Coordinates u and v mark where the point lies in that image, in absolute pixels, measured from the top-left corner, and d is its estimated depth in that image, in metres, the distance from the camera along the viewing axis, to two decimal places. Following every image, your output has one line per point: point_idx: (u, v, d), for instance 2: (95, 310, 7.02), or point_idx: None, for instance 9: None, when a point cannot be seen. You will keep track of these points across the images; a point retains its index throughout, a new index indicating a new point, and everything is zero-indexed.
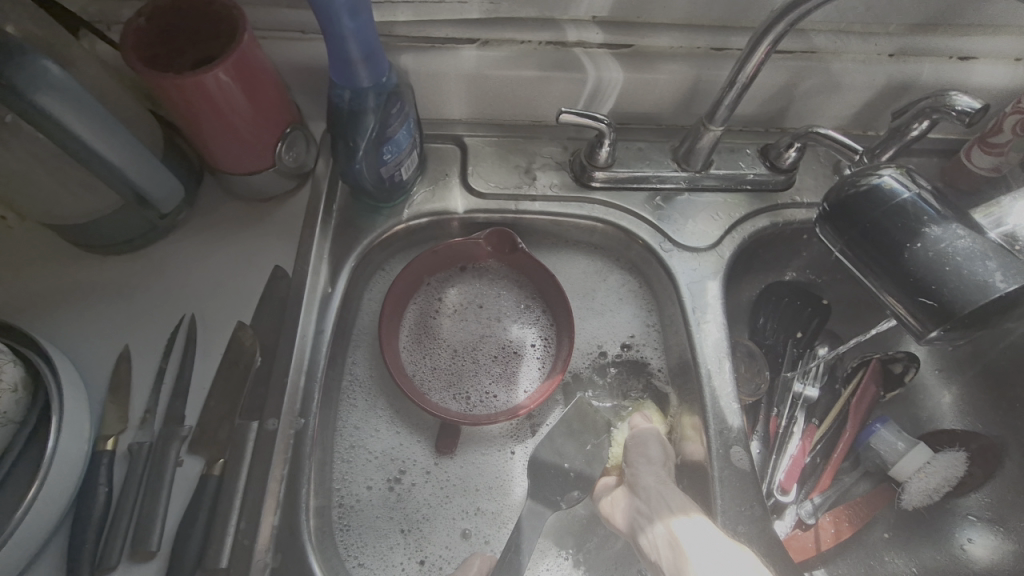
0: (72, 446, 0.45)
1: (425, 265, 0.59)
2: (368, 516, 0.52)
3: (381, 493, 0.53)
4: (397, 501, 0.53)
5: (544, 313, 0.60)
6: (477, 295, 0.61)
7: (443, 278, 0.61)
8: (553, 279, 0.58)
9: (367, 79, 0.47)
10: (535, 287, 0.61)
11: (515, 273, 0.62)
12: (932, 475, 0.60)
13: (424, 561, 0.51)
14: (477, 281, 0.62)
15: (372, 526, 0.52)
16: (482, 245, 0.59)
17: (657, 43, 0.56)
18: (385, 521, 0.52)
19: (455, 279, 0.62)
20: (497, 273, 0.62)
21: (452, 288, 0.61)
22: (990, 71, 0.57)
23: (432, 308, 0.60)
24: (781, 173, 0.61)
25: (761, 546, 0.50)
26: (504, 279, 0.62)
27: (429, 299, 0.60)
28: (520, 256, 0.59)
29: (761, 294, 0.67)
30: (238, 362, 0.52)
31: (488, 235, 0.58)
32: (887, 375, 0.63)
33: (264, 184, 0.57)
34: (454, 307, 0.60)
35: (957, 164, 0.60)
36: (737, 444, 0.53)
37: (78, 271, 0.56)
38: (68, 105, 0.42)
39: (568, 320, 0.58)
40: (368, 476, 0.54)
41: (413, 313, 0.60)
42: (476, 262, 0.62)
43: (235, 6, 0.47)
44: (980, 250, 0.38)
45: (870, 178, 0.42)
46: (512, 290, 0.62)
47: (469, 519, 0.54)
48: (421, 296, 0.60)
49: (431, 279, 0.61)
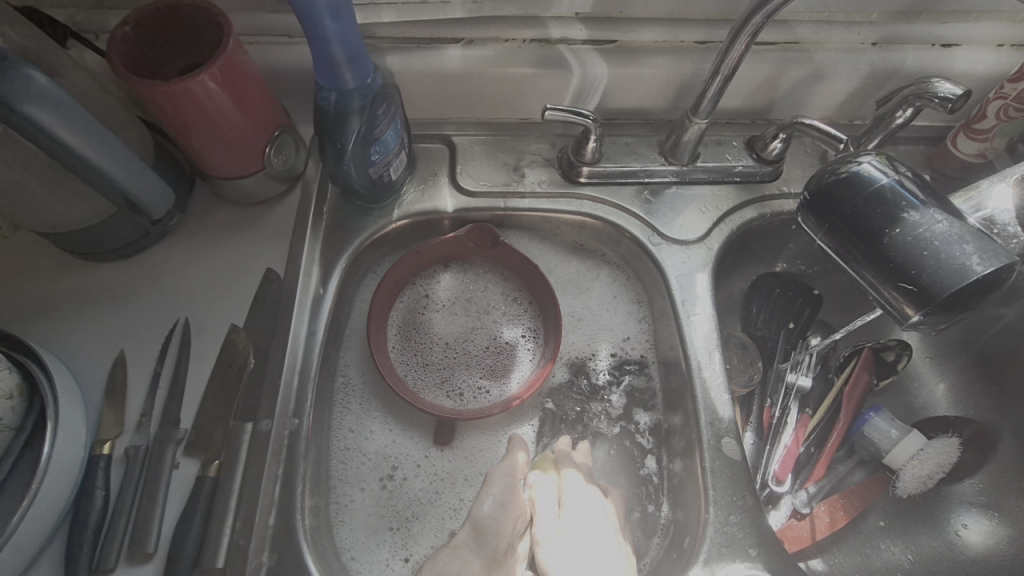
0: (70, 451, 0.46)
1: (409, 265, 0.59)
2: (358, 518, 0.52)
3: (371, 495, 0.53)
4: (386, 502, 0.53)
5: (531, 304, 0.61)
6: (463, 293, 0.61)
7: (429, 276, 0.61)
8: (537, 270, 0.59)
9: (352, 81, 0.47)
10: (520, 278, 0.62)
11: (500, 267, 0.62)
12: (925, 462, 0.60)
13: (413, 558, 0.51)
14: (463, 278, 0.62)
15: (363, 527, 0.52)
16: (460, 240, 0.60)
17: (640, 38, 0.57)
18: (374, 521, 0.52)
19: (442, 277, 0.62)
20: (482, 268, 0.63)
21: (440, 287, 0.61)
22: (974, 57, 0.58)
23: (419, 307, 0.60)
24: (768, 165, 0.61)
25: (754, 536, 0.50)
26: (489, 275, 0.62)
27: (418, 298, 0.61)
28: (502, 249, 0.60)
29: (752, 286, 0.68)
30: (231, 364, 0.52)
31: (467, 229, 0.59)
32: (880, 364, 0.64)
33: (254, 188, 0.58)
34: (442, 306, 0.61)
35: (944, 151, 0.61)
36: (728, 435, 0.53)
37: (72, 279, 0.57)
38: (56, 114, 0.42)
39: (553, 307, 0.58)
40: (359, 479, 0.54)
41: (400, 313, 0.60)
42: (461, 259, 0.62)
43: (221, 13, 0.48)
44: (958, 233, 0.38)
45: (849, 165, 0.42)
46: (498, 283, 0.62)
47: (455, 518, 0.53)
48: (408, 295, 0.61)
49: (417, 280, 0.61)
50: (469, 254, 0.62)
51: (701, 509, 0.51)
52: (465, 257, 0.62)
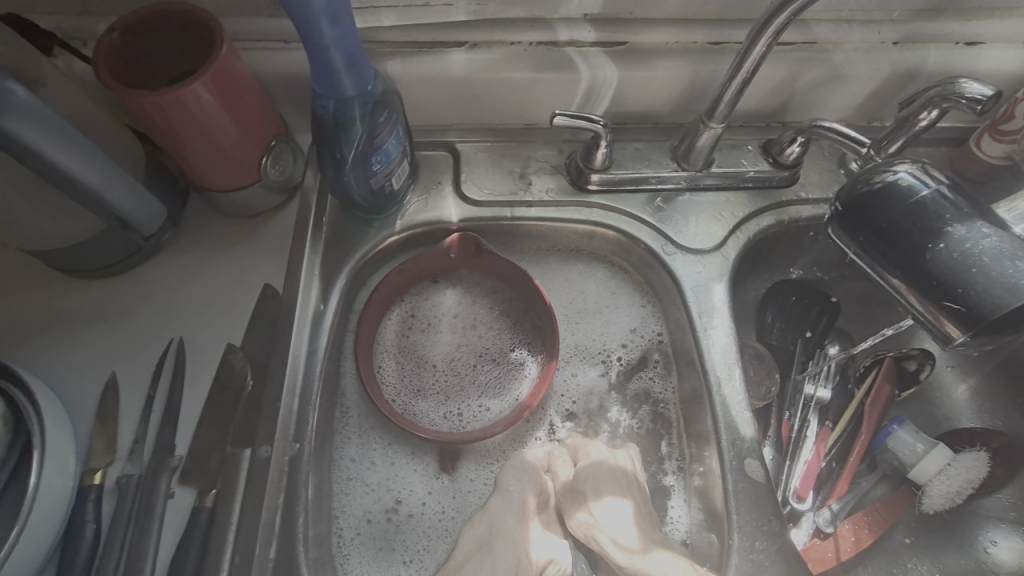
0: (58, 483, 0.43)
1: (393, 285, 0.56)
2: (370, 550, 0.50)
3: (380, 525, 0.51)
4: (403, 537, 0.51)
5: (525, 317, 0.58)
6: (453, 308, 0.59)
7: (417, 294, 0.59)
8: (527, 277, 0.56)
9: (352, 89, 0.45)
10: (511, 288, 0.59)
11: (489, 276, 0.60)
12: (954, 478, 0.58)
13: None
14: (451, 291, 0.60)
15: (376, 560, 0.50)
16: (447, 253, 0.57)
17: (652, 39, 0.54)
18: (390, 552, 0.50)
19: (430, 294, 0.59)
20: (471, 279, 0.60)
21: (429, 305, 0.59)
22: (999, 55, 0.55)
23: (407, 329, 0.58)
24: (785, 169, 0.59)
25: (779, 563, 0.47)
26: (479, 286, 0.60)
27: (406, 318, 0.58)
28: (488, 257, 0.57)
29: (768, 293, 0.65)
30: (229, 386, 0.50)
31: (456, 238, 0.55)
32: (902, 374, 0.61)
33: (251, 201, 0.56)
34: (432, 325, 0.58)
35: (967, 153, 0.58)
36: (751, 455, 0.51)
37: (61, 297, 0.54)
38: (37, 128, 0.40)
39: (550, 316, 0.55)
40: (364, 509, 0.51)
41: (390, 336, 0.57)
42: (447, 272, 0.60)
43: (213, 18, 0.45)
44: (1009, 248, 0.37)
45: (885, 175, 0.41)
46: (488, 295, 0.59)
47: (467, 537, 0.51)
48: (396, 316, 0.58)
49: (403, 299, 0.59)
50: (455, 266, 0.59)
51: (724, 535, 0.49)
52: (455, 271, 0.60)
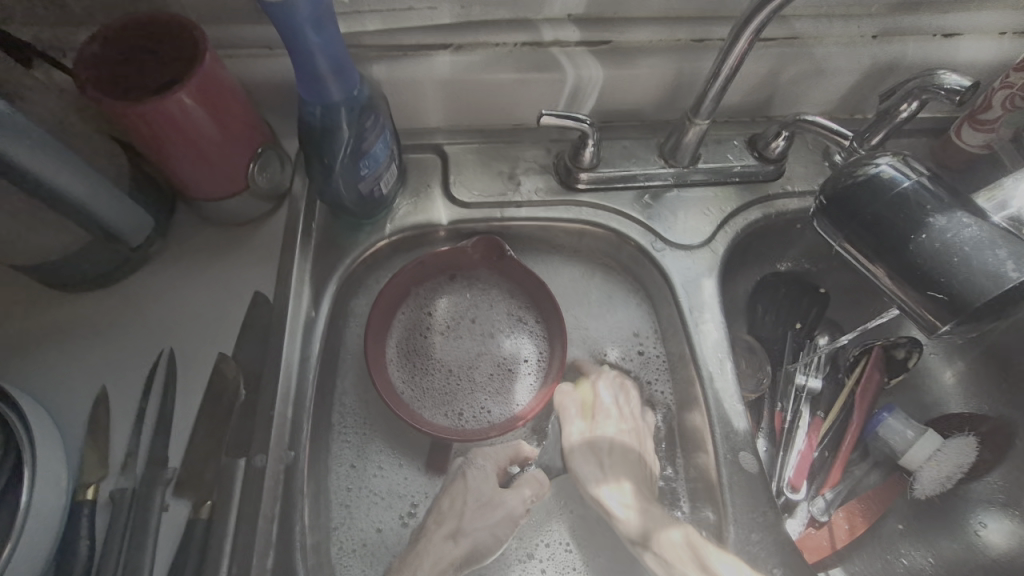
0: (51, 499, 0.43)
1: (411, 277, 0.57)
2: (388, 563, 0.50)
3: (389, 518, 0.52)
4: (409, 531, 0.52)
5: (535, 322, 0.58)
6: (468, 306, 0.59)
7: (432, 288, 0.59)
8: (542, 284, 0.56)
9: (339, 93, 0.45)
10: (524, 295, 0.59)
11: (505, 282, 0.60)
12: (943, 463, 0.59)
13: None
14: (467, 290, 0.60)
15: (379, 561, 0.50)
16: (469, 253, 0.57)
17: (635, 38, 0.55)
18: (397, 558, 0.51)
19: (445, 290, 0.59)
20: (488, 281, 0.60)
21: (443, 302, 0.59)
22: (976, 47, 0.56)
23: (421, 323, 0.58)
24: (770, 164, 0.60)
25: (777, 554, 0.48)
26: (495, 288, 0.60)
27: (419, 311, 0.58)
28: (509, 264, 0.57)
29: (758, 285, 0.66)
30: (221, 395, 0.50)
31: (475, 242, 0.57)
32: (890, 362, 0.62)
33: (238, 209, 0.55)
34: (445, 321, 0.58)
35: (947, 143, 0.59)
36: (745, 448, 0.51)
37: (46, 312, 0.54)
38: (17, 140, 0.40)
39: (559, 324, 0.56)
40: (376, 518, 0.51)
41: (400, 330, 0.57)
42: (466, 270, 0.60)
43: (195, 27, 0.45)
44: (989, 238, 0.38)
45: (867, 168, 0.42)
46: (502, 298, 0.59)
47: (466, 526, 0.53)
48: (409, 307, 0.58)
49: (418, 291, 0.59)
50: (475, 267, 0.59)
51: (721, 528, 0.49)
52: (472, 271, 0.60)
